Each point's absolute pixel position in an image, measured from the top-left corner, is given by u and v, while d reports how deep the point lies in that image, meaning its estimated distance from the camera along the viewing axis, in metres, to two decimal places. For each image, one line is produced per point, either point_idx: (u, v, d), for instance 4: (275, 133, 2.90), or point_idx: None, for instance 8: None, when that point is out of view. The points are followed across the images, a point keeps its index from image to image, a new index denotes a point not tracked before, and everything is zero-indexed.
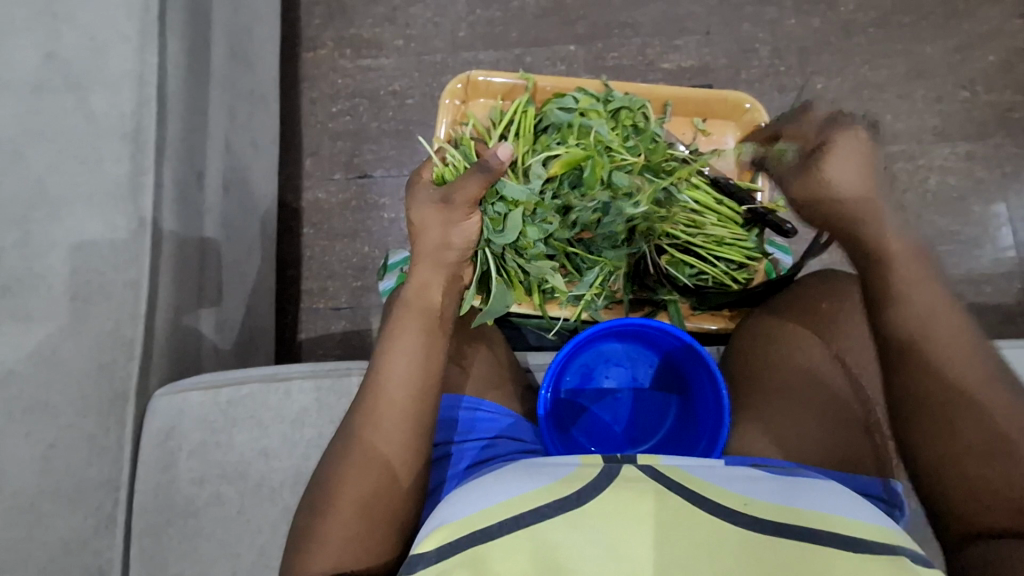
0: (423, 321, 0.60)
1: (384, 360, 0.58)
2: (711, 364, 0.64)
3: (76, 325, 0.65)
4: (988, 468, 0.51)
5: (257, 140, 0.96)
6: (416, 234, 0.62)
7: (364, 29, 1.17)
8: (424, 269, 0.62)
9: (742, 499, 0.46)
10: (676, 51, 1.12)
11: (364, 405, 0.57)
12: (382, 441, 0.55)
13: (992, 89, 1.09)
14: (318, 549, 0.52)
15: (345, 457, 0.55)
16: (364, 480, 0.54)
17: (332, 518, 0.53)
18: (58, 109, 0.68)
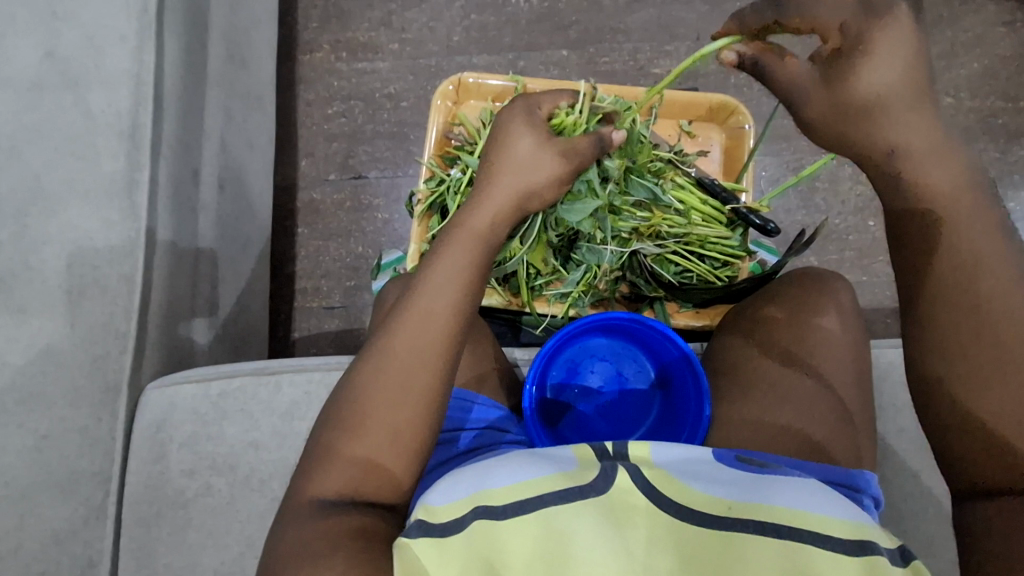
0: (475, 259, 0.56)
1: (434, 290, 0.54)
2: (697, 363, 0.66)
3: (72, 318, 0.67)
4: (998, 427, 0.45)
5: (252, 140, 0.97)
6: (516, 171, 0.58)
7: (360, 33, 1.18)
8: (496, 204, 0.58)
9: (723, 503, 0.47)
10: (666, 56, 1.14)
11: (405, 333, 0.54)
12: (418, 373, 0.53)
13: (976, 95, 1.11)
14: (337, 467, 0.51)
15: (379, 381, 0.53)
16: (398, 411, 0.52)
17: (357, 441, 0.51)
18: (57, 107, 0.69)
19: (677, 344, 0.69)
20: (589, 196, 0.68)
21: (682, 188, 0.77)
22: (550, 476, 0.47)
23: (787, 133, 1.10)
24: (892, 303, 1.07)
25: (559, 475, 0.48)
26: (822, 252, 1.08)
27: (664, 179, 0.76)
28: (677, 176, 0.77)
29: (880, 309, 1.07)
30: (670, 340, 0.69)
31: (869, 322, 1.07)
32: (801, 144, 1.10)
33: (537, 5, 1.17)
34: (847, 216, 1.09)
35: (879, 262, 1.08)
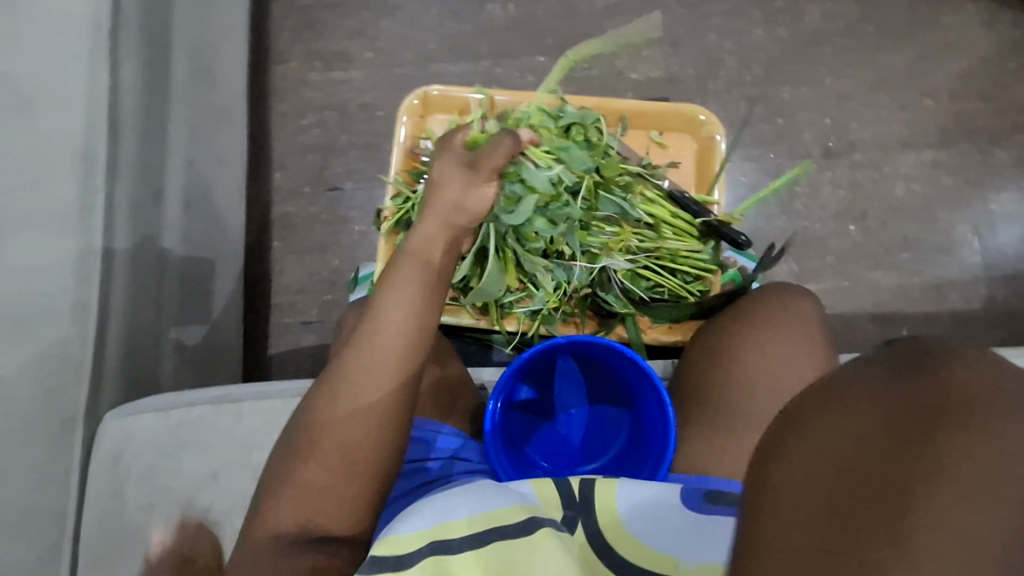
0: (422, 274, 0.58)
1: (379, 313, 0.55)
2: (660, 386, 0.63)
3: (21, 351, 0.63)
4: None
5: (220, 156, 0.95)
6: (434, 187, 0.61)
7: (332, 42, 1.16)
8: (432, 223, 0.60)
9: None
10: (643, 61, 1.12)
11: (352, 361, 0.54)
12: (367, 388, 0.54)
13: (956, 97, 1.10)
14: (291, 496, 0.53)
15: (330, 400, 0.54)
16: (351, 430, 0.53)
17: (309, 468, 0.53)
18: (8, 128, 0.65)
19: (637, 363, 0.65)
20: (528, 196, 0.67)
21: (653, 203, 0.76)
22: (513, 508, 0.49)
23: (766, 137, 1.09)
24: (874, 309, 1.06)
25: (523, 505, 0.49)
26: (803, 259, 1.06)
27: (634, 192, 0.75)
28: (647, 190, 0.76)
29: (863, 315, 1.06)
30: (632, 361, 0.65)
31: (852, 329, 1.05)
32: (780, 149, 1.09)
33: (511, 12, 1.15)
34: (828, 222, 1.07)
35: (860, 268, 1.06)
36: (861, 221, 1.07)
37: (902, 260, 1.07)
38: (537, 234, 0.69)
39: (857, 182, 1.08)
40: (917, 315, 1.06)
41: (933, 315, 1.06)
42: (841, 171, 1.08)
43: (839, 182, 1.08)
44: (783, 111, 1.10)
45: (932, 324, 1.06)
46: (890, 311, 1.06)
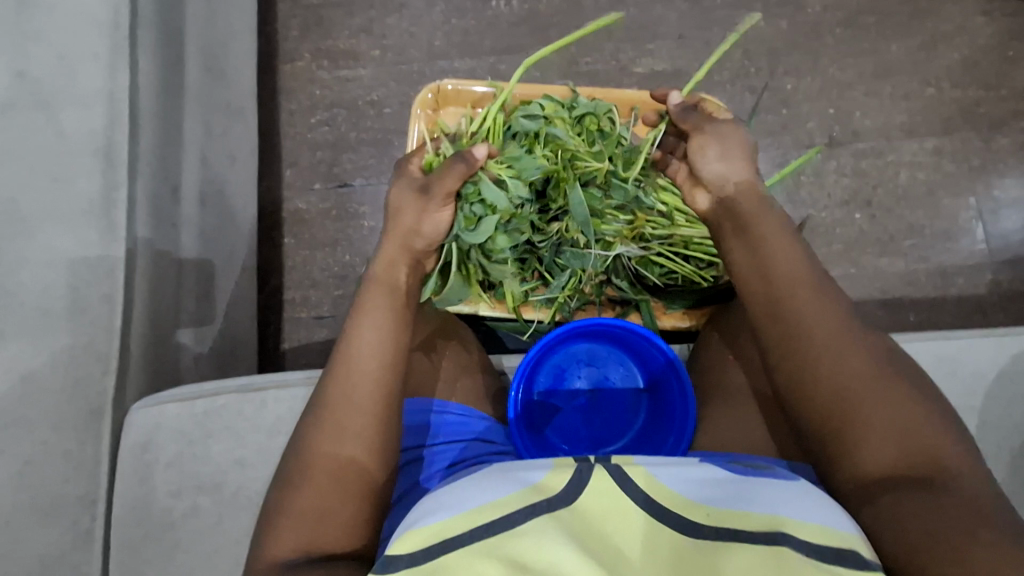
0: (387, 295, 0.61)
1: (352, 337, 0.58)
2: (681, 369, 0.68)
3: (49, 343, 0.65)
4: (892, 442, 0.50)
5: (233, 153, 0.96)
6: (394, 220, 0.66)
7: (340, 41, 1.18)
8: (392, 250, 0.64)
9: (702, 509, 0.46)
10: (648, 55, 1.13)
11: (333, 383, 0.56)
12: (349, 406, 0.55)
13: (957, 85, 1.11)
14: (288, 524, 0.51)
15: (319, 424, 0.55)
16: (338, 450, 0.54)
17: (303, 495, 0.52)
18: (29, 126, 0.67)
19: (660, 350, 0.71)
20: (488, 215, 0.67)
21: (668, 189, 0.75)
22: (517, 493, 0.46)
23: (772, 128, 1.10)
24: (880, 295, 1.07)
25: (526, 489, 0.47)
26: (810, 247, 1.08)
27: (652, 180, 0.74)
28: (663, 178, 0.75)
29: (869, 301, 1.07)
30: (653, 345, 0.72)
31: (859, 316, 1.07)
32: (785, 139, 1.10)
33: (517, 8, 1.16)
34: (834, 210, 1.09)
35: (867, 255, 1.08)
36: (867, 208, 1.09)
37: (908, 246, 1.08)
38: (501, 246, 0.70)
39: (862, 170, 1.10)
40: (921, 301, 1.07)
41: (938, 300, 1.08)
42: (845, 159, 1.10)
43: (844, 170, 1.10)
44: (787, 101, 1.11)
45: (937, 309, 1.07)
46: (894, 297, 1.07)
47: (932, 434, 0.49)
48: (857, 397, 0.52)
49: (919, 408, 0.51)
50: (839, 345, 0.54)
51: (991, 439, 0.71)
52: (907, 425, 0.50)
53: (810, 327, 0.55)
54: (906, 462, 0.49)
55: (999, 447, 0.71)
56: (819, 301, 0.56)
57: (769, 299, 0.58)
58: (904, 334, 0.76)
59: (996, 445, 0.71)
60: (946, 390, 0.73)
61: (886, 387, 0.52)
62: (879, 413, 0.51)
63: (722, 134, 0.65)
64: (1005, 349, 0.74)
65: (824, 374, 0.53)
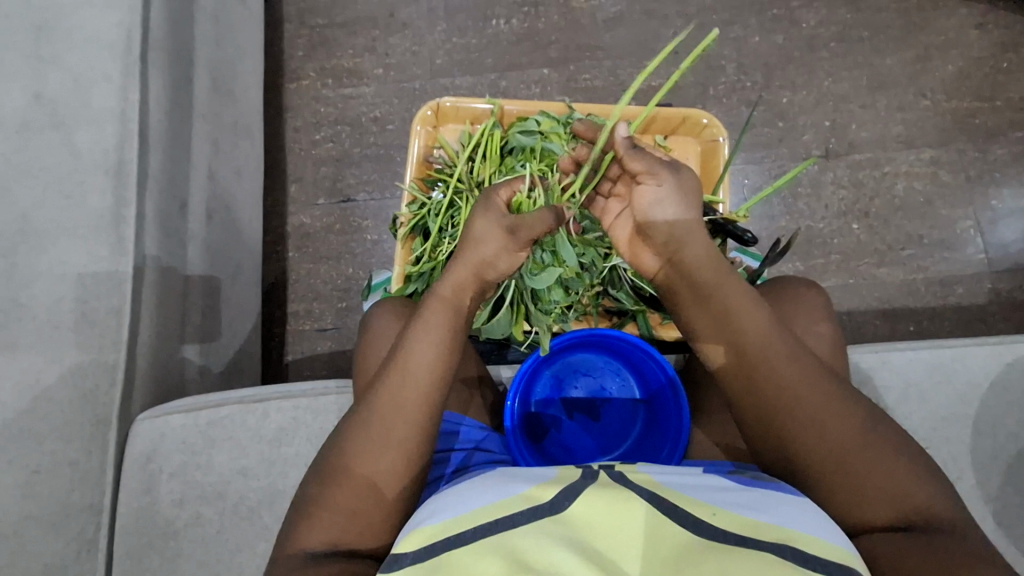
0: (448, 317, 0.58)
1: (410, 350, 0.56)
2: (681, 390, 0.68)
3: (58, 355, 0.67)
4: (878, 496, 0.51)
5: (240, 169, 0.98)
6: (472, 238, 0.60)
7: (345, 60, 1.21)
8: (462, 272, 0.59)
9: (705, 508, 0.48)
10: (645, 71, 1.16)
11: (384, 394, 0.55)
12: (400, 419, 0.54)
13: (952, 97, 1.12)
14: (322, 517, 0.52)
15: (364, 430, 0.54)
16: (382, 458, 0.53)
17: (339, 494, 0.52)
18: (44, 147, 0.70)
19: (663, 369, 0.71)
20: (555, 266, 0.70)
21: None
22: (519, 497, 0.48)
23: (768, 140, 1.12)
24: (879, 305, 1.08)
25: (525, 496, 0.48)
26: (808, 257, 1.08)
27: None
28: None
29: (868, 311, 1.08)
30: (655, 364, 0.72)
31: (858, 325, 1.07)
32: (781, 151, 1.11)
33: (517, 26, 1.18)
34: (831, 220, 1.10)
35: (865, 265, 1.09)
36: (864, 219, 1.10)
37: (906, 256, 1.09)
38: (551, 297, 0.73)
39: (859, 181, 1.11)
40: (921, 311, 1.08)
41: (938, 310, 1.08)
42: (842, 170, 1.11)
43: (840, 181, 1.11)
44: (783, 114, 1.13)
45: (938, 318, 1.07)
46: (894, 307, 1.08)
47: (913, 481, 0.51)
48: (840, 458, 0.52)
49: (900, 458, 0.52)
50: (822, 412, 0.54)
51: (987, 447, 0.71)
52: (892, 479, 0.51)
53: (791, 399, 0.54)
54: (894, 508, 0.50)
55: (996, 456, 0.71)
56: (801, 369, 0.56)
57: (744, 377, 0.57)
58: (899, 344, 0.76)
59: (994, 454, 0.71)
60: (941, 399, 0.73)
61: (872, 447, 0.52)
62: (862, 469, 0.52)
63: (671, 186, 0.59)
64: (1000, 357, 0.74)
65: (805, 443, 0.54)
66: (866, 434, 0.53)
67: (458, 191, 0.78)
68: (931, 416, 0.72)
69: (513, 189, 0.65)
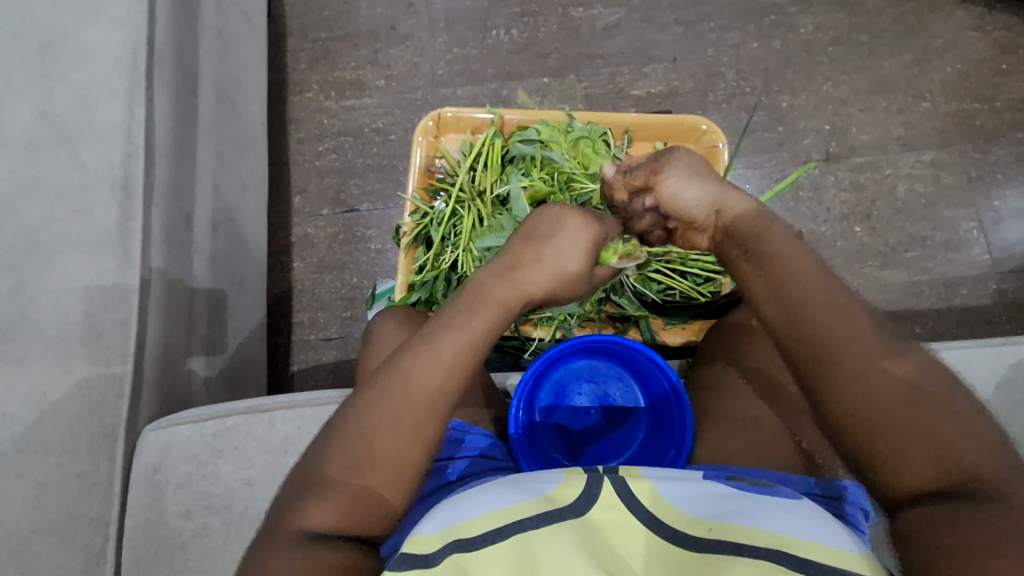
0: (496, 319, 0.57)
1: (453, 344, 0.55)
2: (684, 397, 0.69)
3: (66, 367, 0.68)
4: (930, 455, 0.46)
5: (245, 181, 0.99)
6: (543, 242, 0.60)
7: (347, 72, 1.22)
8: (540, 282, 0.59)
9: (704, 524, 0.47)
10: (644, 77, 1.16)
11: (423, 388, 0.53)
12: (437, 417, 0.53)
13: (952, 99, 1.12)
14: (338, 498, 0.50)
15: (396, 419, 0.52)
16: (409, 451, 0.52)
17: (358, 479, 0.51)
18: (51, 163, 0.71)
19: (666, 376, 0.72)
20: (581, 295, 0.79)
21: None
22: (526, 500, 0.48)
23: (768, 145, 1.12)
24: (884, 307, 1.07)
25: (529, 501, 0.48)
26: None
27: None
28: None
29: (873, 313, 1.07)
30: (659, 372, 0.73)
31: None
32: (782, 156, 1.12)
33: (516, 37, 1.20)
34: (834, 223, 1.10)
35: (868, 267, 1.08)
36: (867, 221, 1.10)
37: (909, 258, 1.09)
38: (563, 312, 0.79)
39: (860, 183, 1.11)
40: (926, 313, 1.07)
41: (943, 311, 1.07)
42: (843, 173, 1.11)
43: (842, 184, 1.11)
44: (783, 119, 1.13)
45: (943, 320, 1.07)
46: (898, 309, 1.07)
47: (970, 443, 0.46)
48: (885, 411, 0.48)
49: (956, 418, 0.47)
50: (868, 364, 0.50)
51: None
52: (943, 440, 0.46)
53: (831, 350, 0.51)
54: (944, 473, 0.46)
55: None
56: (843, 317, 0.52)
57: (787, 321, 0.54)
58: None
59: None
60: None
61: (923, 403, 0.48)
62: (911, 428, 0.47)
63: (687, 166, 0.62)
64: (1006, 358, 0.74)
65: (848, 398, 0.49)
66: (920, 390, 0.48)
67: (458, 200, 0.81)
68: None
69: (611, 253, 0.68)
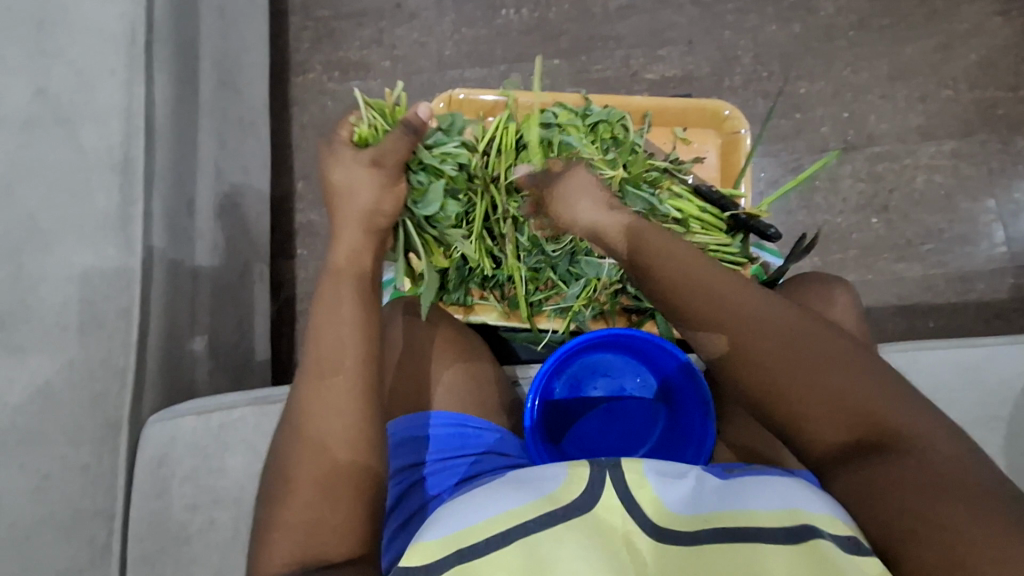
0: (356, 289, 0.57)
1: (320, 336, 0.55)
2: (701, 378, 0.68)
3: (67, 357, 0.65)
4: (843, 418, 0.50)
5: (247, 165, 0.96)
6: (346, 195, 0.58)
7: (351, 52, 1.18)
8: (351, 234, 0.58)
9: (701, 515, 0.46)
10: (659, 61, 1.13)
11: (309, 391, 0.54)
12: (329, 411, 0.53)
13: (975, 87, 1.10)
14: (283, 539, 0.51)
15: (298, 435, 0.54)
16: (318, 461, 0.52)
17: (287, 511, 0.51)
18: (49, 144, 0.68)
19: (675, 356, 0.71)
20: (590, 283, 0.76)
21: (679, 196, 0.77)
22: (529, 504, 0.46)
23: (785, 133, 1.10)
24: (898, 301, 1.06)
25: (532, 503, 0.46)
26: (826, 252, 1.07)
27: (661, 187, 0.76)
28: (674, 185, 0.77)
29: (887, 308, 1.06)
30: (667, 353, 0.71)
31: (877, 322, 1.05)
32: (799, 144, 1.09)
33: (527, 17, 1.16)
34: (849, 215, 1.07)
35: (883, 260, 1.06)
36: (883, 213, 1.07)
37: (925, 251, 1.07)
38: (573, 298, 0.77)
39: (878, 174, 1.08)
40: (941, 307, 1.06)
41: (958, 306, 1.06)
42: (861, 163, 1.09)
43: (859, 174, 1.08)
44: (800, 106, 1.10)
45: (957, 315, 1.06)
46: (913, 303, 1.06)
47: (882, 402, 0.50)
48: (786, 384, 0.51)
49: (839, 379, 0.51)
50: (740, 341, 0.53)
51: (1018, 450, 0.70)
52: (845, 402, 0.50)
53: (720, 331, 0.54)
54: (851, 434, 0.50)
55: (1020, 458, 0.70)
56: (709, 299, 0.55)
57: (676, 310, 0.56)
58: (929, 343, 0.75)
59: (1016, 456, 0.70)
60: (972, 400, 0.71)
61: (802, 371, 0.51)
62: (811, 397, 0.51)
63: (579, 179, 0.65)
64: None
65: (753, 378, 0.53)
66: (813, 356, 0.51)
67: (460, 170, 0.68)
68: (961, 418, 0.71)
69: (352, 126, 0.60)
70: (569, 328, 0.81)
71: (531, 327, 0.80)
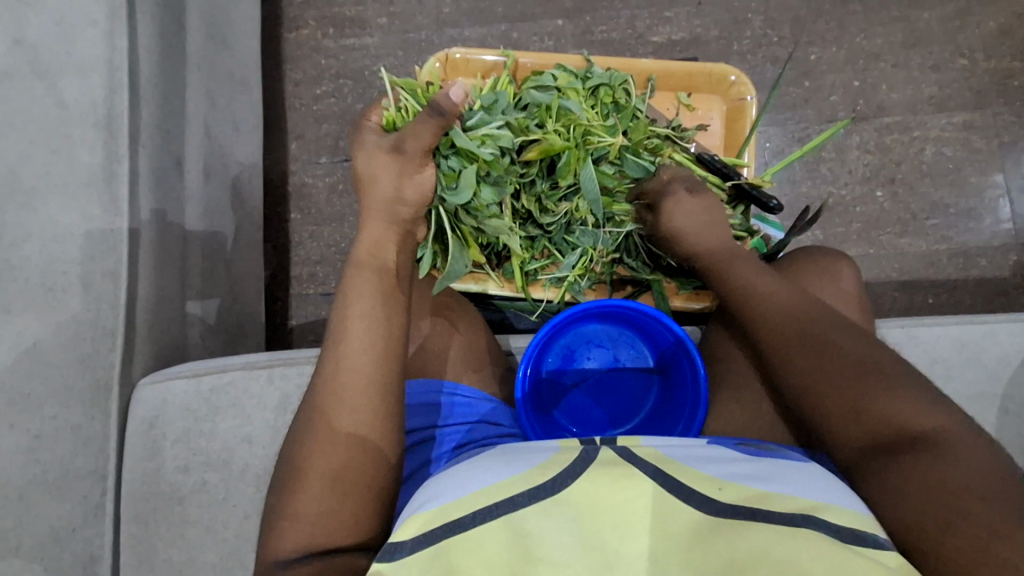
0: (376, 281, 0.59)
1: (342, 329, 0.57)
2: (691, 347, 0.67)
3: (55, 317, 0.65)
4: (874, 416, 0.53)
5: (238, 124, 0.93)
6: (368, 185, 0.62)
7: (346, 7, 1.14)
8: (376, 227, 0.62)
9: (711, 483, 0.45)
10: (666, 23, 1.09)
11: (326, 384, 0.55)
12: (345, 407, 0.54)
13: (991, 56, 1.06)
14: (290, 527, 0.51)
15: (310, 425, 0.55)
16: (330, 454, 0.53)
17: (297, 502, 0.52)
18: (26, 97, 0.65)
19: (672, 330, 0.69)
20: (586, 252, 0.76)
21: (681, 164, 0.75)
22: (523, 477, 0.46)
23: (793, 101, 1.06)
24: (899, 276, 1.05)
25: (524, 478, 0.46)
26: (828, 226, 1.05)
27: (662, 155, 0.74)
28: (675, 153, 0.75)
29: (887, 282, 1.05)
30: (665, 326, 0.70)
31: (876, 297, 1.04)
32: (808, 113, 1.06)
33: None
34: (855, 186, 1.05)
35: (886, 235, 1.05)
36: (889, 185, 1.05)
37: (929, 226, 1.05)
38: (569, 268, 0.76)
39: (886, 145, 1.06)
40: (941, 284, 1.04)
41: (958, 282, 1.04)
42: (869, 134, 1.06)
43: (867, 146, 1.06)
44: (810, 73, 1.07)
45: (957, 291, 1.04)
46: (913, 278, 1.05)
47: (911, 408, 0.52)
48: (821, 381, 0.56)
49: (870, 383, 0.54)
50: (779, 339, 0.59)
51: (1011, 426, 0.70)
52: (872, 406, 0.53)
53: (762, 328, 0.61)
54: (878, 437, 0.52)
55: (1011, 434, 0.70)
56: (767, 298, 0.61)
57: (735, 303, 0.63)
58: (926, 319, 0.74)
59: (1006, 431, 0.70)
60: (968, 377, 0.71)
61: (836, 373, 0.56)
62: (838, 396, 0.55)
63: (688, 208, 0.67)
64: None
65: (790, 374, 0.58)
66: (845, 359, 0.56)
67: (501, 153, 0.64)
68: (956, 395, 0.71)
69: (383, 109, 0.64)
70: (565, 297, 0.80)
71: (529, 300, 0.79)
